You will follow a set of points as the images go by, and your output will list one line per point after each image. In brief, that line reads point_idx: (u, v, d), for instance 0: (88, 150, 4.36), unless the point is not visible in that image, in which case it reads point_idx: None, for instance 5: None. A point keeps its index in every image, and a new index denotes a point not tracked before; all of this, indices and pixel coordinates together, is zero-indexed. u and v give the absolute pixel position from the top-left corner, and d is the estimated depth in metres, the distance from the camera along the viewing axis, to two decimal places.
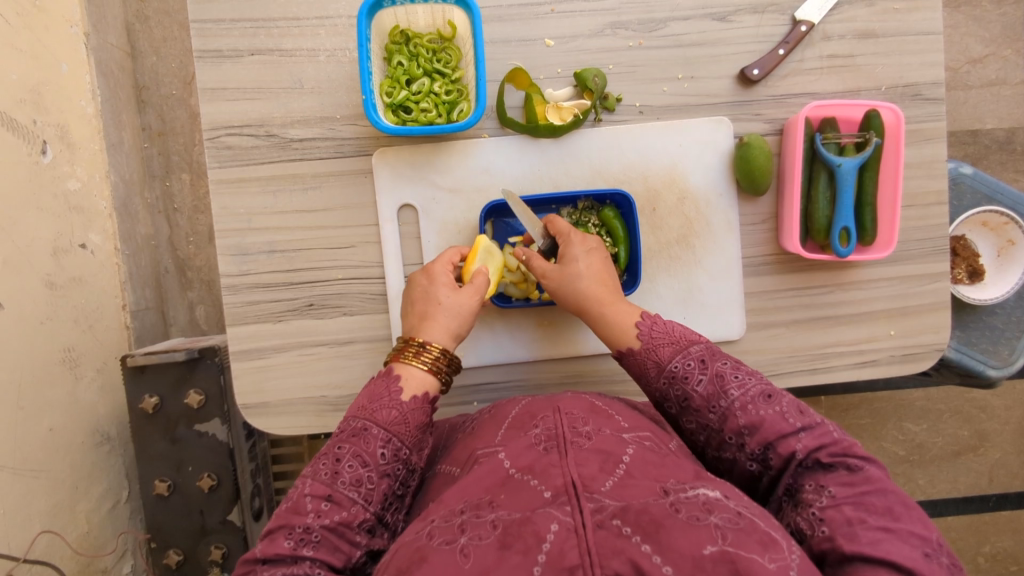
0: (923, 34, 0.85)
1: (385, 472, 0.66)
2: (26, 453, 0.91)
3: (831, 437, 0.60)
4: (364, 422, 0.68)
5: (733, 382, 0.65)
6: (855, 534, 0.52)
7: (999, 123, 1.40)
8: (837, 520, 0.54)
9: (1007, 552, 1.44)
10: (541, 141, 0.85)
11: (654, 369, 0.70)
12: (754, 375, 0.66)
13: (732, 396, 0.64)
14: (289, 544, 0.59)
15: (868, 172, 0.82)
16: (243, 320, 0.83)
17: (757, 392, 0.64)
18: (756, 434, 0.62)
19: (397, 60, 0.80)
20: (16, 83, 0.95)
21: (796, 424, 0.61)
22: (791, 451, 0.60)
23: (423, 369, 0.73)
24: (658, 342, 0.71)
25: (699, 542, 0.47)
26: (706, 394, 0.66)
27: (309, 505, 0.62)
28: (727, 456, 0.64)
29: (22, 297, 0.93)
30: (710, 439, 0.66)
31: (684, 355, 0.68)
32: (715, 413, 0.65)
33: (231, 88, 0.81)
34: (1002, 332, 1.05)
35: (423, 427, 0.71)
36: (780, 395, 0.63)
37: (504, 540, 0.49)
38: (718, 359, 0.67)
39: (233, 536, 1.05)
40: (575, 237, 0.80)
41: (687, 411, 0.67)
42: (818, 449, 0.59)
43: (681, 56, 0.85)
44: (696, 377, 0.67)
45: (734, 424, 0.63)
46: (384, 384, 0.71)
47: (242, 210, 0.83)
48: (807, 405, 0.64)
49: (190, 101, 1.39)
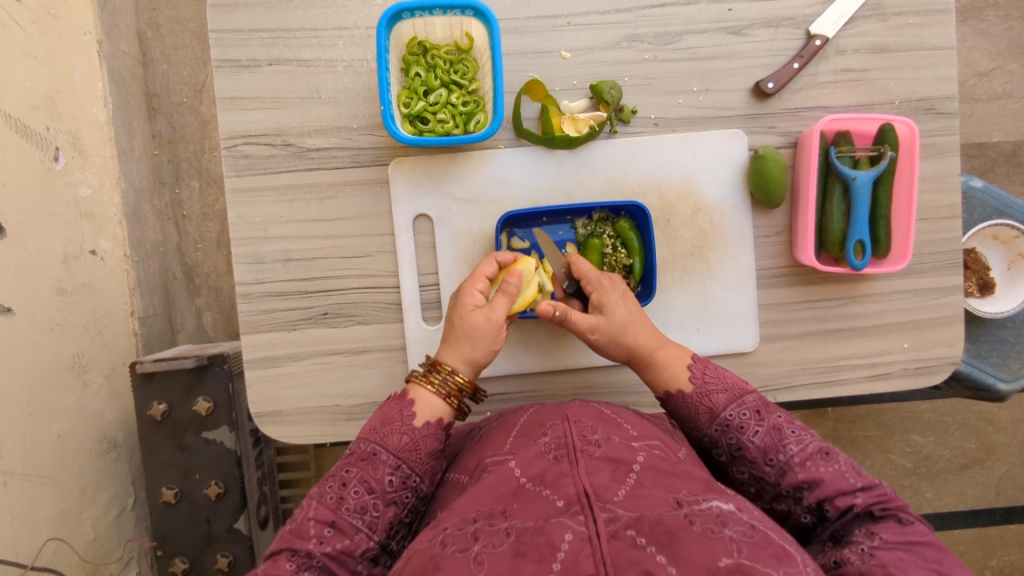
0: (936, 49, 0.86)
1: (392, 500, 0.67)
2: (35, 459, 0.91)
3: (887, 496, 0.63)
4: (374, 447, 0.69)
5: (791, 437, 0.68)
6: (909, 570, 0.54)
7: (1006, 137, 1.40)
8: (889, 558, 0.56)
9: (1013, 565, 1.43)
10: (557, 152, 0.85)
11: (705, 415, 0.73)
12: (809, 432, 0.69)
13: (790, 450, 0.68)
14: (291, 566, 0.61)
15: (882, 185, 0.82)
16: (257, 329, 0.83)
17: (815, 448, 0.68)
18: (815, 489, 0.65)
19: (415, 71, 0.81)
20: (30, 90, 0.96)
21: (856, 483, 0.65)
22: (849, 505, 0.63)
23: (443, 397, 0.74)
24: (711, 388, 0.74)
25: (714, 553, 0.47)
26: (763, 445, 0.69)
27: (312, 530, 0.64)
28: (780, 508, 0.68)
29: (32, 303, 0.93)
30: (763, 490, 0.69)
31: (739, 404, 0.72)
32: (772, 465, 0.68)
33: (248, 98, 0.82)
34: (1013, 345, 1.04)
35: (436, 453, 0.71)
36: (838, 452, 0.67)
37: (518, 549, 0.49)
38: (773, 412, 0.71)
39: (240, 544, 1.05)
40: (606, 283, 0.80)
41: (740, 461, 0.70)
42: (874, 504, 0.63)
43: (696, 68, 0.85)
44: (751, 427, 0.70)
45: (792, 476, 0.66)
46: (396, 409, 0.72)
47: (257, 219, 0.83)
48: (862, 468, 0.67)
49: (201, 109, 1.40)
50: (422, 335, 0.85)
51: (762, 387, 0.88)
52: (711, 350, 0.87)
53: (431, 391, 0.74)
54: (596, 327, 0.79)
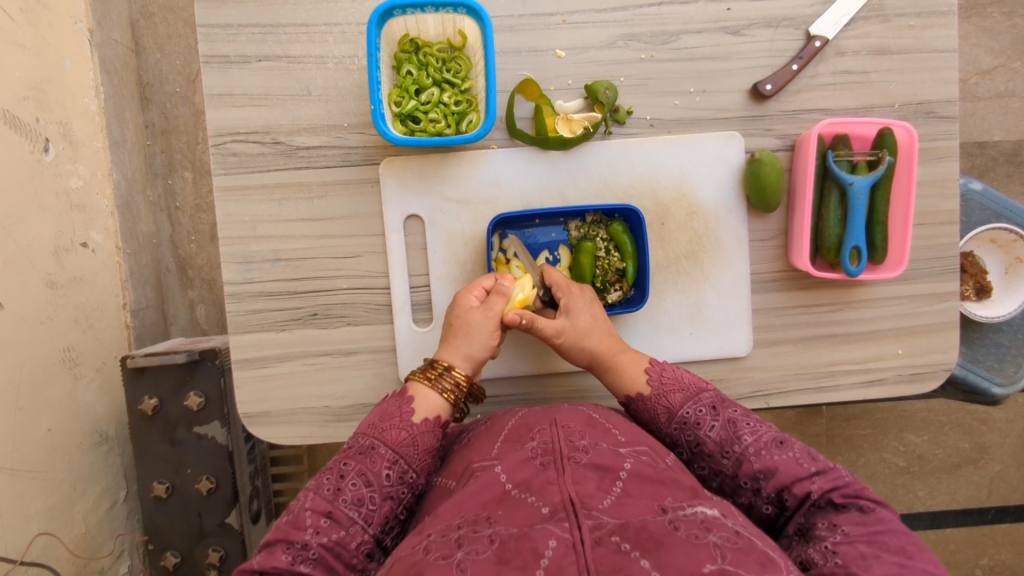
0: (937, 52, 0.84)
1: (389, 495, 0.67)
2: (25, 454, 0.90)
3: (843, 480, 0.63)
4: (373, 441, 0.69)
5: (745, 428, 0.69)
6: (869, 565, 0.53)
7: (1007, 136, 1.39)
8: (851, 554, 0.55)
9: (1005, 565, 1.44)
10: (550, 153, 0.84)
11: (663, 415, 0.74)
12: (765, 423, 0.70)
13: (745, 441, 0.68)
14: (286, 558, 0.61)
15: (879, 191, 0.81)
16: (246, 329, 0.83)
17: (769, 438, 0.68)
18: (772, 478, 0.65)
19: (407, 69, 0.79)
20: (19, 80, 0.94)
21: (810, 468, 0.65)
22: (806, 492, 0.63)
23: (442, 395, 0.73)
24: (668, 389, 0.75)
25: (698, 559, 0.46)
26: (719, 439, 0.69)
27: (308, 520, 0.63)
28: (742, 501, 0.68)
29: (22, 297, 0.92)
30: (724, 484, 0.69)
31: (695, 401, 0.73)
32: (728, 458, 0.68)
33: (237, 95, 0.80)
34: (1008, 349, 1.04)
35: (433, 451, 0.71)
36: (791, 440, 0.67)
37: (501, 556, 0.48)
38: (729, 407, 0.71)
39: (231, 540, 1.05)
40: (574, 289, 0.81)
41: (699, 457, 0.71)
42: (832, 491, 0.63)
43: (692, 69, 0.84)
44: (707, 423, 0.71)
45: (749, 467, 0.67)
46: (396, 405, 0.72)
47: (246, 218, 0.82)
48: (818, 453, 0.68)
49: (194, 99, 1.38)
50: (411, 338, 0.84)
51: (754, 393, 0.87)
52: (703, 355, 0.86)
53: (430, 388, 0.73)
54: (562, 328, 0.78)
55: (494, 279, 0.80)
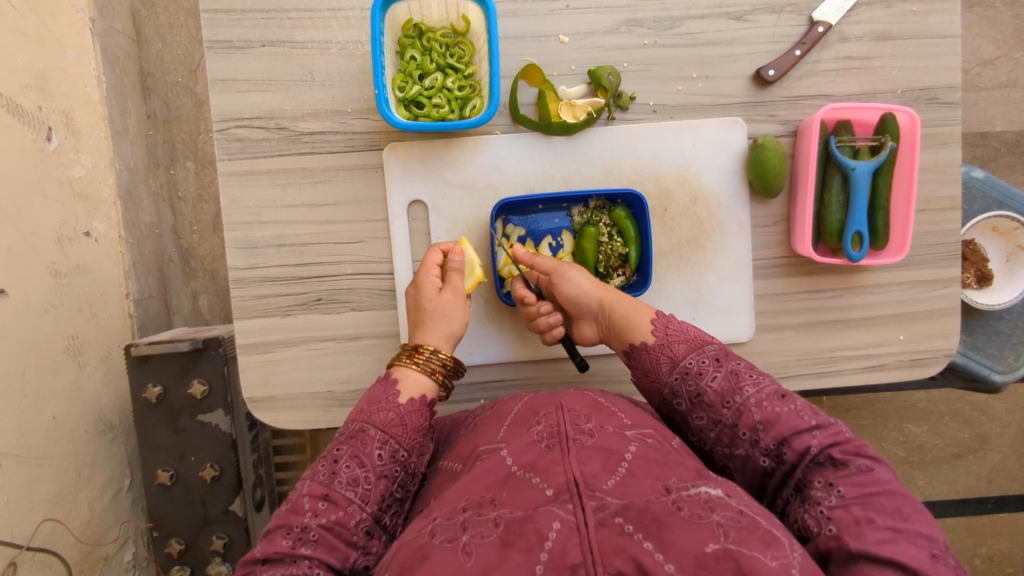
0: (940, 37, 0.84)
1: (383, 473, 0.66)
2: (29, 440, 0.91)
3: (843, 436, 0.63)
4: (362, 424, 0.68)
5: (748, 380, 0.68)
6: (862, 533, 0.54)
7: (1009, 126, 1.39)
8: (845, 520, 0.56)
9: (1004, 554, 1.44)
10: (553, 139, 0.84)
11: (665, 364, 0.73)
12: (767, 377, 0.68)
13: (746, 393, 0.67)
14: (287, 543, 0.60)
15: (882, 176, 0.81)
16: (250, 314, 0.83)
17: (771, 391, 0.67)
18: (772, 429, 0.64)
19: (410, 55, 0.79)
20: (21, 68, 0.94)
21: (811, 421, 0.64)
22: (806, 447, 0.62)
23: (428, 374, 0.75)
24: (672, 340, 0.74)
25: (701, 539, 0.47)
26: (720, 389, 0.68)
27: (307, 505, 0.62)
28: (739, 453, 0.66)
29: (26, 285, 0.92)
30: (721, 435, 0.68)
31: (699, 353, 0.72)
32: (729, 408, 0.67)
33: (241, 80, 0.81)
34: (1008, 337, 1.04)
35: (423, 430, 0.71)
36: (793, 393, 0.66)
37: (506, 538, 0.48)
38: (732, 359, 0.70)
39: (235, 527, 1.06)
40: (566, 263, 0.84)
41: (698, 407, 0.69)
42: (831, 446, 0.62)
43: (696, 55, 0.84)
44: (710, 373, 0.69)
45: (749, 418, 0.65)
46: (382, 389, 0.72)
47: (250, 204, 0.82)
48: (818, 410, 0.66)
49: (196, 89, 1.38)
50: None
51: None
52: None
53: (416, 370, 0.75)
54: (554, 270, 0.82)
55: (442, 248, 0.82)
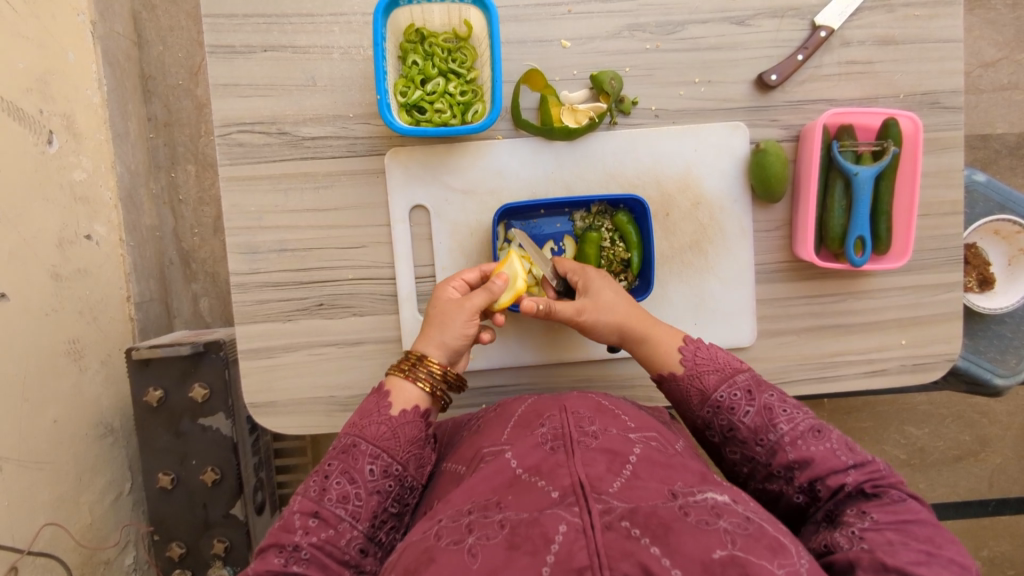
0: (943, 42, 0.84)
1: (374, 489, 0.66)
2: (31, 445, 0.91)
3: (879, 472, 0.64)
4: (354, 438, 0.68)
5: (782, 416, 0.68)
6: (896, 551, 0.54)
7: (1010, 129, 1.39)
8: (878, 540, 0.56)
9: (1005, 556, 1.44)
10: (555, 143, 0.84)
11: (696, 397, 0.73)
12: (801, 410, 0.68)
13: (781, 430, 0.67)
14: (279, 561, 0.60)
15: (884, 181, 0.81)
16: (251, 319, 0.83)
17: (805, 427, 0.67)
18: (806, 469, 0.65)
19: (412, 60, 0.79)
20: (22, 71, 0.94)
21: (847, 460, 0.64)
22: (841, 484, 0.63)
23: (419, 385, 0.72)
24: (702, 369, 0.73)
25: (708, 545, 0.47)
26: (753, 425, 0.68)
27: (297, 522, 0.63)
28: (773, 488, 0.67)
29: (27, 289, 0.92)
30: (755, 470, 0.69)
31: (730, 384, 0.71)
32: (762, 445, 0.68)
33: (243, 85, 0.81)
34: (1010, 340, 1.04)
35: (418, 441, 0.70)
36: (827, 429, 0.66)
37: (512, 542, 0.48)
38: (764, 391, 0.70)
39: (235, 531, 1.05)
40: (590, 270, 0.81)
41: (732, 442, 0.70)
42: (866, 483, 0.63)
43: (698, 59, 0.84)
44: (742, 407, 0.69)
45: (783, 457, 0.66)
46: (374, 401, 0.71)
47: (251, 208, 0.82)
48: (853, 442, 0.67)
49: (197, 92, 1.38)
50: (416, 328, 0.84)
51: None
52: None
53: (406, 380, 0.73)
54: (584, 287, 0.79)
55: (479, 269, 0.81)
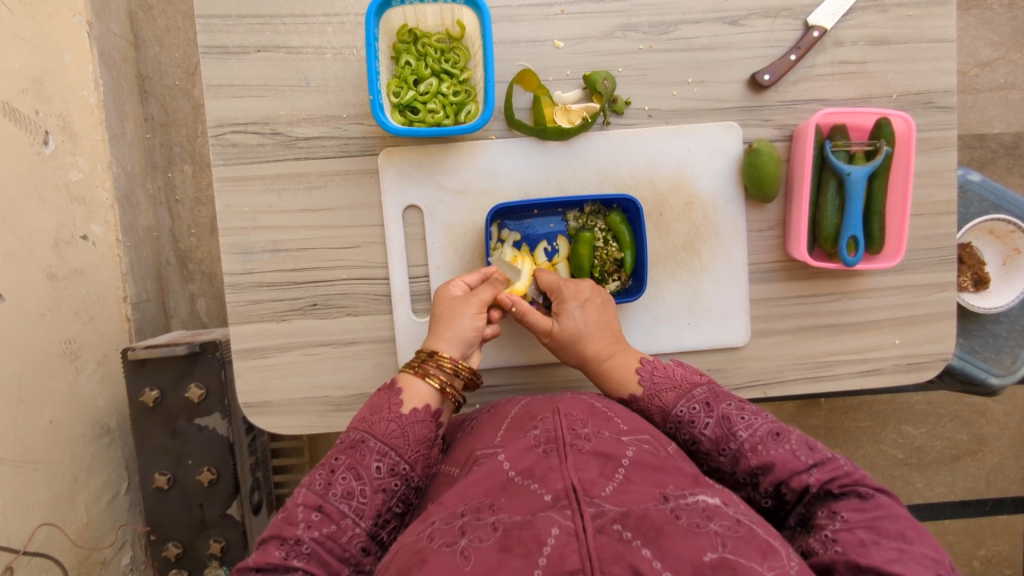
0: (936, 42, 0.84)
1: (380, 487, 0.65)
2: (26, 445, 0.91)
3: (841, 469, 0.63)
4: (362, 434, 0.68)
5: (740, 424, 0.68)
6: (869, 552, 0.54)
7: (1007, 128, 1.39)
8: (850, 541, 0.56)
9: (1002, 556, 1.44)
10: (549, 144, 0.84)
11: (658, 414, 0.73)
12: (760, 415, 0.68)
13: (740, 438, 0.67)
14: (279, 553, 0.60)
15: (877, 181, 0.81)
16: (246, 319, 0.83)
17: (764, 432, 0.67)
18: (769, 474, 0.65)
19: (405, 60, 0.79)
20: (18, 72, 0.94)
21: (807, 460, 0.64)
22: (804, 486, 0.63)
23: (432, 384, 0.72)
24: (660, 387, 0.74)
25: (699, 548, 0.47)
26: (714, 436, 0.69)
27: (301, 515, 0.63)
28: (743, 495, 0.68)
29: (23, 289, 0.92)
30: (724, 478, 0.69)
31: (688, 399, 0.72)
32: (725, 455, 0.68)
33: (236, 85, 0.81)
34: (1006, 340, 1.04)
35: (427, 442, 0.70)
36: (787, 432, 0.66)
37: (505, 543, 0.48)
38: (722, 402, 0.70)
39: (232, 530, 1.05)
40: (567, 291, 0.80)
41: (697, 455, 0.70)
42: (830, 482, 0.62)
43: (691, 59, 0.84)
44: (702, 420, 0.70)
45: (745, 464, 0.66)
46: (385, 398, 0.71)
47: (245, 209, 0.82)
48: (815, 441, 0.67)
49: (193, 92, 1.38)
50: (410, 327, 0.84)
51: (752, 382, 0.87)
52: (700, 345, 0.87)
53: (420, 379, 0.73)
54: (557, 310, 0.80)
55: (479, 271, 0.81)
